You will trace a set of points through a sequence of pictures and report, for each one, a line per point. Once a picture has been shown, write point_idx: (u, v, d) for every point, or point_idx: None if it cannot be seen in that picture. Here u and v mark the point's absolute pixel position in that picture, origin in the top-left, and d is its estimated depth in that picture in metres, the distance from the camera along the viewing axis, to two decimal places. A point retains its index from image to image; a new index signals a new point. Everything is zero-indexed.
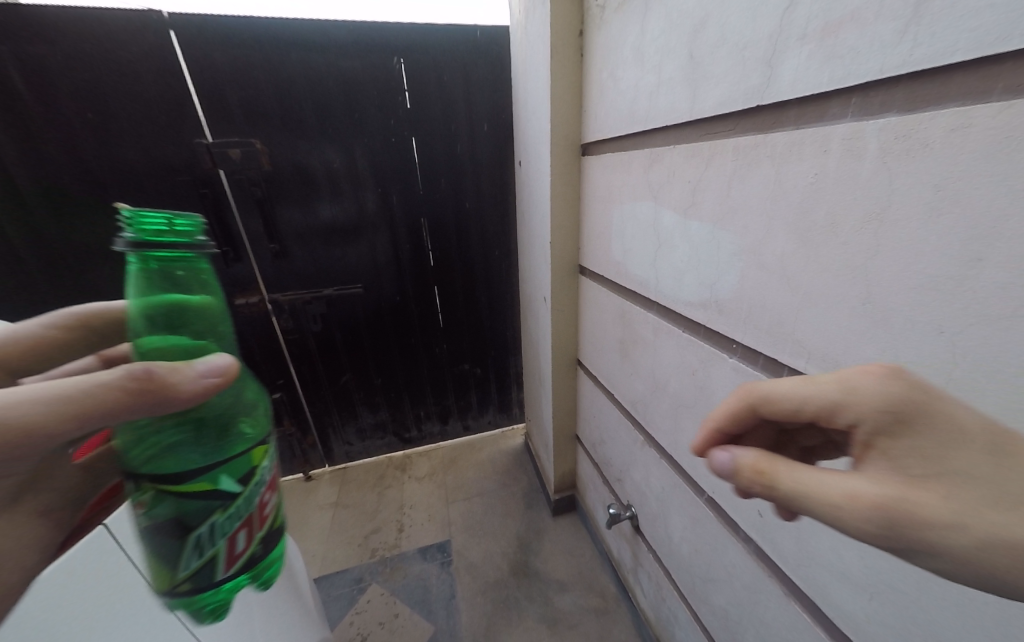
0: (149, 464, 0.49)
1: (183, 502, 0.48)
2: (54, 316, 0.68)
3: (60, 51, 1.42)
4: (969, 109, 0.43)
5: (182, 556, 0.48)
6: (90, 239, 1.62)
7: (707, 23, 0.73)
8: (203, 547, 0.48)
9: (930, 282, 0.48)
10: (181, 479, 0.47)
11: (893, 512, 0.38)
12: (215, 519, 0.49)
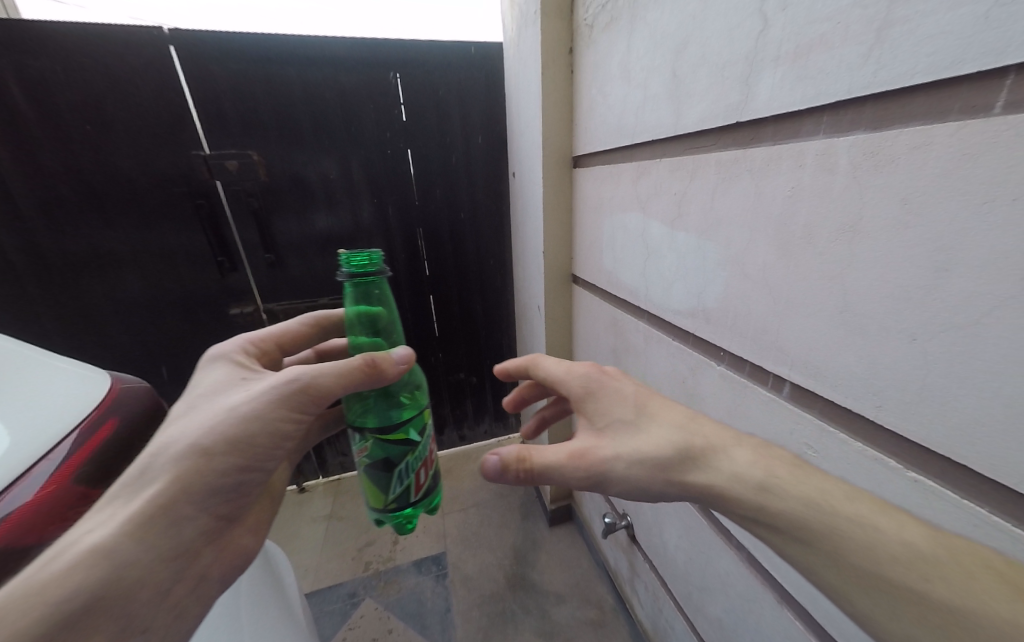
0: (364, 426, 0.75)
1: (392, 449, 0.74)
2: (310, 317, 0.96)
3: (61, 67, 1.45)
4: (930, 127, 0.45)
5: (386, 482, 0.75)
6: (85, 250, 1.63)
7: (688, 43, 0.77)
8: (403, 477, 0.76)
9: (901, 291, 0.50)
10: (388, 429, 0.74)
11: (585, 454, 0.66)
12: (409, 461, 0.76)
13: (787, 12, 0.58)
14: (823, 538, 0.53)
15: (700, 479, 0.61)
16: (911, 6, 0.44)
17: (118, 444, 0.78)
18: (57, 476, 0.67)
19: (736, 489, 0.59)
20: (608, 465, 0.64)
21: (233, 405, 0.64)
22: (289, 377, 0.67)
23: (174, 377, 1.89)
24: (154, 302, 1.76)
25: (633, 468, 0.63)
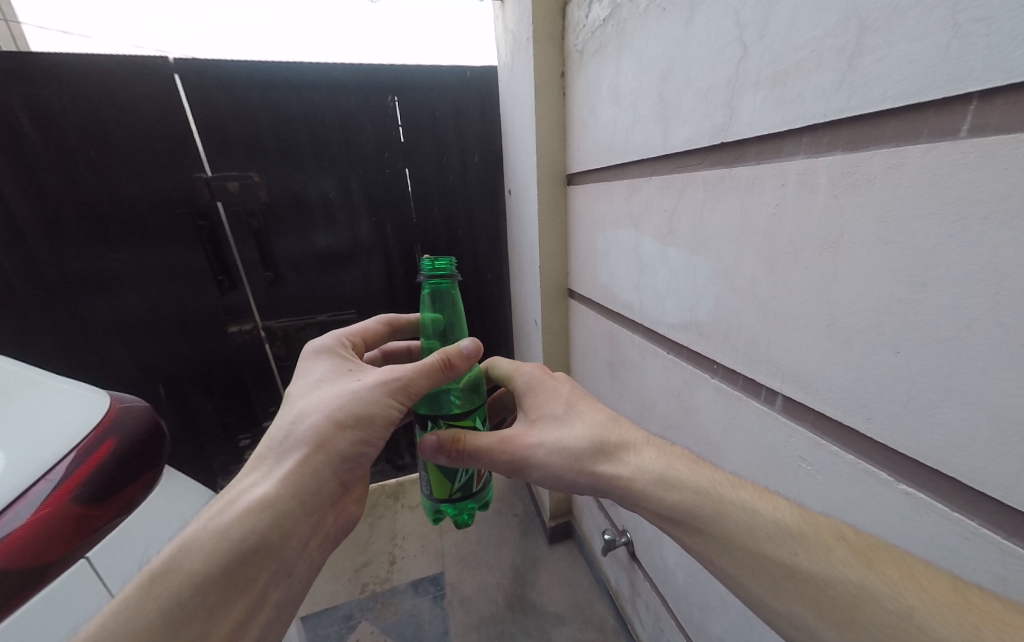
0: (436, 414, 0.82)
1: None
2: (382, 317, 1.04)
3: (67, 95, 1.48)
4: (902, 149, 0.47)
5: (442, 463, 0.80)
6: (86, 271, 1.64)
7: (674, 69, 0.80)
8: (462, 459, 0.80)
9: (883, 305, 0.51)
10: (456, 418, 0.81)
11: (508, 439, 0.78)
12: None
13: (765, 40, 0.61)
14: (711, 530, 0.60)
15: (608, 468, 0.70)
16: (879, 36, 0.47)
17: (112, 464, 0.80)
18: (52, 500, 0.70)
19: (637, 477, 0.68)
20: (535, 451, 0.76)
21: (354, 389, 0.72)
22: (393, 371, 0.74)
23: (170, 396, 1.88)
24: (153, 321, 1.77)
25: (557, 453, 0.74)
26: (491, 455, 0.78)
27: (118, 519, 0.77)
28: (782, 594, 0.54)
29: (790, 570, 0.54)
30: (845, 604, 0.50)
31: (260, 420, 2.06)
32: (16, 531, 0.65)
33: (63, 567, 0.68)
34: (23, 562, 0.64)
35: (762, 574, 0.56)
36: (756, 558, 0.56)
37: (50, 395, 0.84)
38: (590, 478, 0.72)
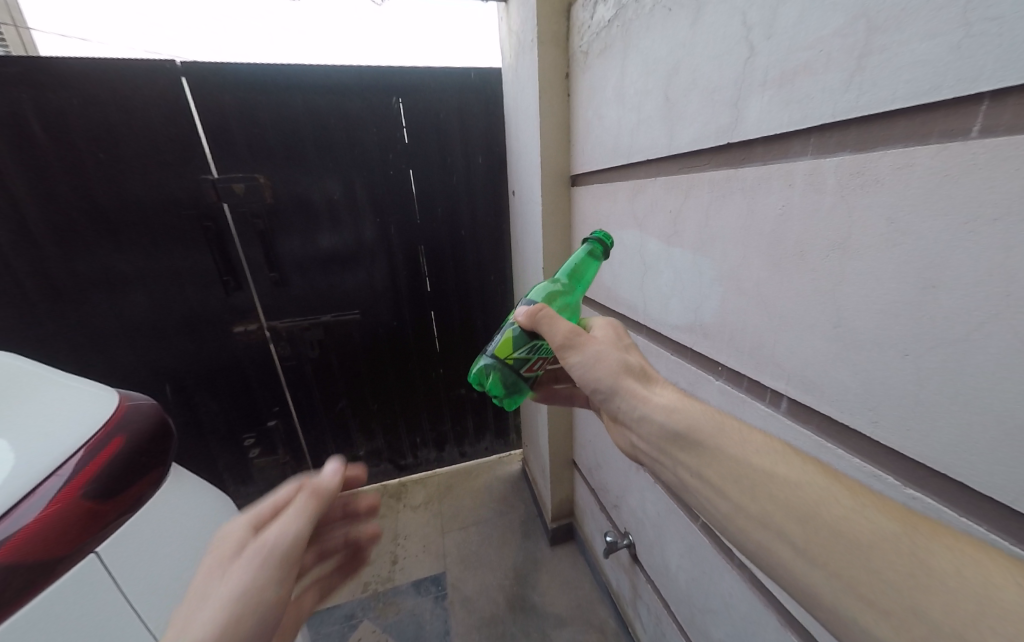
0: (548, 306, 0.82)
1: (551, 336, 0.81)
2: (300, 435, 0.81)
3: (77, 97, 1.50)
4: (912, 149, 0.47)
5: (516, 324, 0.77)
6: (94, 271, 1.65)
7: (680, 69, 0.79)
8: (532, 334, 0.77)
9: (892, 307, 0.51)
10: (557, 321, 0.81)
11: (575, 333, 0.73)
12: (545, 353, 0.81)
13: (772, 40, 0.60)
14: (707, 446, 0.59)
15: (632, 386, 0.69)
16: (889, 35, 0.46)
17: (123, 460, 0.78)
18: (58, 499, 0.69)
19: (654, 398, 0.66)
20: (583, 349, 0.73)
21: (222, 588, 0.60)
22: (263, 544, 0.64)
23: (176, 395, 1.89)
24: (159, 320, 1.78)
25: (599, 359, 0.72)
26: (550, 331, 0.74)
27: (127, 516, 0.76)
28: (765, 514, 0.52)
29: (777, 488, 0.52)
30: (832, 529, 0.47)
31: (264, 419, 2.07)
32: (20, 532, 0.64)
33: (70, 565, 0.67)
34: (28, 561, 0.63)
35: (753, 490, 0.53)
36: (771, 492, 0.52)
37: (59, 391, 0.82)
38: (610, 391, 0.71)
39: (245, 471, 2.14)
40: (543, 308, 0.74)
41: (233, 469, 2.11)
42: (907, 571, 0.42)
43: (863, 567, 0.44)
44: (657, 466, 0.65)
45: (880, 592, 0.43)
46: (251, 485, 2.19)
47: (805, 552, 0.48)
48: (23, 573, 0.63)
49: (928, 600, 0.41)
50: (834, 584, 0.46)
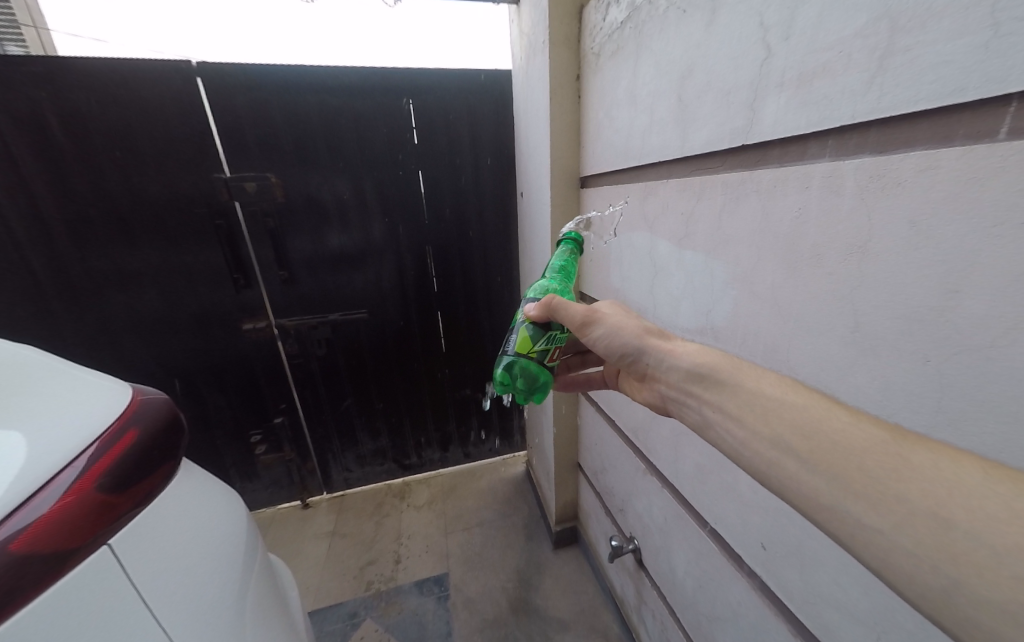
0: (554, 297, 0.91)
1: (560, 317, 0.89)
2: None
3: (95, 96, 1.52)
4: (936, 151, 0.46)
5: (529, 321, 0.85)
6: (108, 268, 1.68)
7: (694, 71, 0.79)
8: (546, 324, 0.85)
9: (912, 312, 0.50)
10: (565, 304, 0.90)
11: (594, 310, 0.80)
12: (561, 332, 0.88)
13: (790, 41, 0.60)
14: (728, 384, 0.61)
15: (659, 341, 0.72)
16: (913, 35, 0.46)
17: (140, 453, 0.70)
18: (75, 488, 0.61)
19: (680, 348, 0.69)
20: (606, 319, 0.78)
21: None
22: None
23: (186, 391, 1.92)
24: (171, 317, 1.80)
25: (625, 323, 0.77)
26: (569, 314, 0.81)
27: (140, 511, 0.66)
28: (777, 432, 0.54)
29: (785, 412, 0.54)
30: (832, 438, 0.49)
31: (272, 416, 2.08)
32: (36, 522, 0.57)
33: (78, 561, 0.58)
34: (37, 554, 0.55)
35: (769, 415, 0.55)
36: (771, 412, 0.56)
37: (71, 375, 0.75)
38: (637, 348, 0.75)
39: (252, 467, 2.15)
40: (554, 299, 0.81)
41: (240, 465, 2.13)
42: (895, 466, 0.45)
43: (858, 468, 0.47)
44: (681, 410, 0.68)
45: (878, 490, 0.45)
46: (258, 481, 2.20)
47: (809, 460, 0.50)
48: (32, 564, 0.55)
49: (918, 491, 0.43)
50: (841, 489, 0.47)
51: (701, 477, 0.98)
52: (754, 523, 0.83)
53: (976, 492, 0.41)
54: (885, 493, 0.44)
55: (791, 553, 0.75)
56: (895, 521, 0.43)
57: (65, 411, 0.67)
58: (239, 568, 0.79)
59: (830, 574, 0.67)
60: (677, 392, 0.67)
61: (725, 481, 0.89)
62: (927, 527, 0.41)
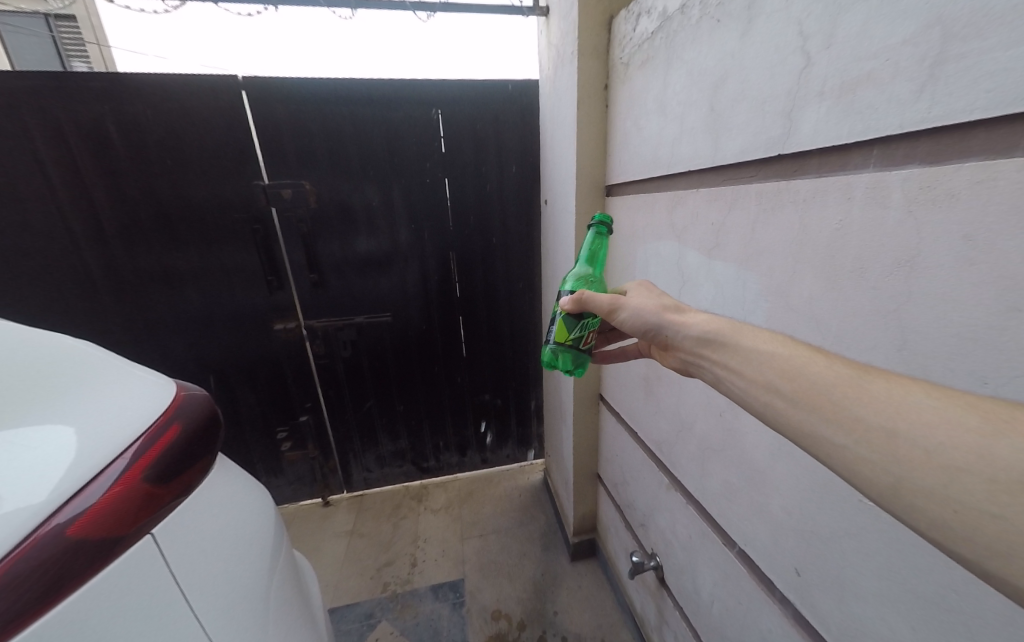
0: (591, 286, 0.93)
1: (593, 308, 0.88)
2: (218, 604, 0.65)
3: (151, 109, 1.62)
4: (994, 163, 0.44)
5: (563, 312, 0.87)
6: (154, 268, 1.77)
7: (727, 79, 0.78)
8: (579, 314, 0.86)
9: (966, 332, 0.47)
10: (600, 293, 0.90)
11: (615, 305, 0.79)
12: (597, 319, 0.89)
13: (833, 48, 0.58)
14: (732, 344, 0.61)
15: (673, 315, 0.71)
16: (968, 42, 0.44)
17: (181, 447, 0.73)
18: (125, 479, 0.64)
19: (690, 317, 0.68)
20: (628, 303, 0.77)
21: None
22: None
23: (220, 386, 2.00)
24: (209, 316, 1.88)
25: (644, 303, 0.75)
26: (597, 305, 0.81)
27: (179, 503, 0.69)
28: (768, 377, 0.55)
29: (772, 361, 0.55)
30: (810, 378, 0.51)
31: (297, 414, 2.14)
32: (91, 509, 0.59)
33: (123, 550, 0.60)
34: (90, 540, 0.58)
35: (760, 363, 0.56)
36: (761, 358, 0.57)
37: (116, 366, 0.79)
38: (656, 324, 0.73)
39: (277, 463, 2.22)
40: (585, 295, 0.81)
41: (267, 460, 2.20)
42: (859, 395, 0.47)
43: (828, 399, 0.48)
44: (696, 371, 0.67)
45: (845, 416, 0.47)
46: (282, 478, 2.27)
47: (789, 394, 0.52)
48: (83, 551, 0.57)
49: (879, 414, 0.45)
50: (815, 417, 0.49)
51: (729, 495, 0.94)
52: (787, 547, 0.79)
53: (930, 412, 0.43)
54: (851, 417, 0.46)
55: (828, 581, 0.71)
56: (859, 436, 0.45)
57: (112, 402, 0.70)
58: (266, 564, 0.81)
59: (873, 606, 0.63)
60: (689, 356, 0.67)
61: (755, 501, 0.86)
62: (884, 442, 0.44)
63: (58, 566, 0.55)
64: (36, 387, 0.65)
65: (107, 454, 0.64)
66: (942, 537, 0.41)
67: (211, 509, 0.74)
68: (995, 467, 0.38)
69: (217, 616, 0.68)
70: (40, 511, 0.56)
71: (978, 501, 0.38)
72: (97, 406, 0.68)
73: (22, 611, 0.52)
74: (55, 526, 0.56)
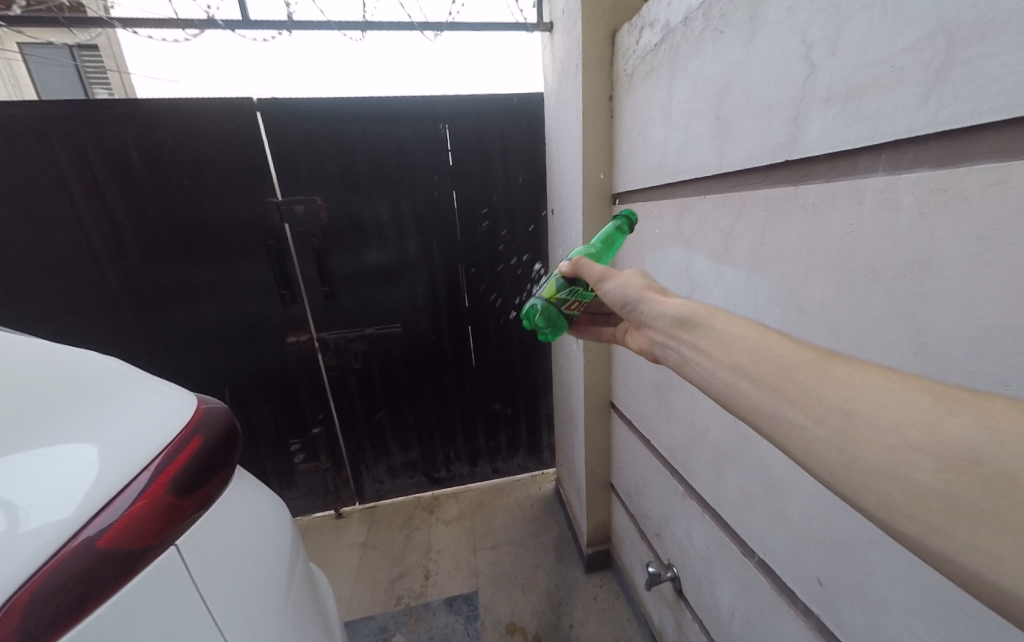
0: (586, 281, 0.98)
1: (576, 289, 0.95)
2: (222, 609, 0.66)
3: (170, 132, 1.67)
4: (1005, 165, 0.44)
5: (559, 274, 0.94)
6: (172, 285, 1.82)
7: (732, 88, 0.79)
8: (573, 277, 0.93)
9: (985, 335, 0.47)
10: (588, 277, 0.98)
11: (608, 272, 0.83)
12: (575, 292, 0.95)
13: (836, 56, 0.59)
14: (704, 326, 0.63)
15: (653, 296, 0.74)
16: (973, 47, 0.44)
17: (201, 461, 0.74)
18: (150, 491, 0.65)
19: (668, 299, 0.70)
20: (617, 276, 0.81)
21: None
22: None
23: (234, 400, 2.03)
24: (224, 330, 1.92)
25: (628, 279, 0.79)
26: (591, 271, 0.86)
27: (200, 514, 0.70)
28: (736, 359, 0.56)
29: (743, 343, 0.56)
30: (775, 362, 0.52)
31: (310, 426, 2.16)
32: (119, 521, 0.61)
33: (149, 562, 0.61)
34: (119, 552, 0.59)
35: (730, 344, 0.58)
36: (730, 339, 0.58)
37: (139, 380, 0.81)
38: (636, 301, 0.77)
39: (291, 476, 2.24)
40: (582, 259, 0.88)
41: (281, 473, 2.22)
42: (818, 375, 0.47)
43: (791, 381, 0.49)
44: (664, 353, 0.70)
45: (805, 397, 0.47)
46: (295, 490, 2.28)
47: (754, 376, 0.53)
48: (112, 562, 0.58)
49: (837, 394, 0.45)
50: (776, 399, 0.50)
51: (746, 502, 0.93)
52: (808, 555, 0.78)
53: (886, 394, 0.43)
54: (810, 398, 0.47)
55: (851, 589, 0.70)
56: (816, 416, 0.46)
57: (135, 417, 0.72)
58: (283, 576, 0.81)
59: (899, 617, 0.62)
60: (660, 337, 0.70)
61: (773, 509, 0.85)
62: (841, 422, 0.44)
63: (88, 578, 0.56)
64: (35, 407, 0.64)
65: (132, 468, 0.65)
66: (893, 514, 0.41)
67: (233, 512, 0.76)
68: (944, 445, 0.38)
69: (235, 621, 0.68)
70: (70, 525, 0.57)
71: (926, 480, 0.38)
72: (113, 419, 0.69)
73: (56, 620, 0.53)
74: (85, 537, 0.58)
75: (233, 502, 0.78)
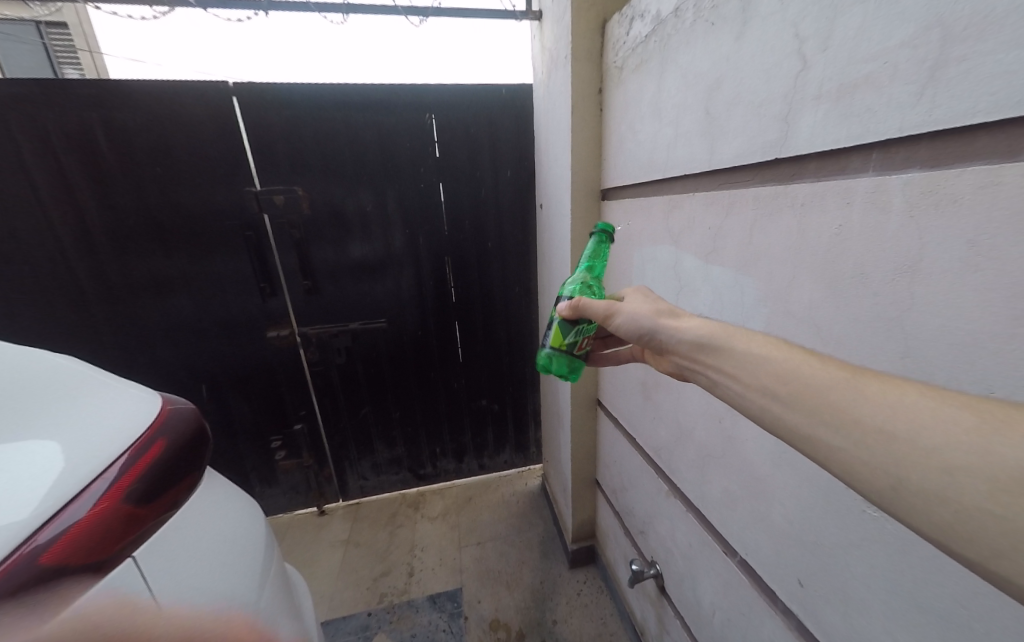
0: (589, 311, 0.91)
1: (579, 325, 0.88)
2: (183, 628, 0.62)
3: (139, 115, 1.60)
4: (999, 166, 0.43)
5: (559, 317, 0.88)
6: (145, 276, 1.75)
7: (722, 82, 0.77)
8: (574, 320, 0.87)
9: (971, 340, 0.46)
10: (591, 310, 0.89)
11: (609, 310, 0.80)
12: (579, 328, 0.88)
13: (829, 52, 0.57)
14: (726, 350, 0.62)
15: (667, 322, 0.72)
16: (968, 44, 0.43)
17: (166, 464, 0.71)
18: (109, 496, 0.62)
19: (685, 323, 0.69)
20: (623, 309, 0.78)
21: None
22: None
23: (212, 396, 1.97)
24: (200, 324, 1.86)
25: (636, 310, 0.77)
26: (594, 310, 0.83)
27: (165, 520, 0.67)
28: (764, 383, 0.55)
29: (766, 362, 0.56)
30: (803, 383, 0.51)
31: (291, 422, 2.11)
32: (75, 528, 0.58)
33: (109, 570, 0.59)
34: (74, 560, 0.56)
35: (756, 368, 0.56)
36: (751, 362, 0.57)
37: (99, 379, 0.77)
38: (650, 328, 0.74)
39: (271, 473, 2.19)
40: (580, 300, 0.83)
41: (260, 470, 2.17)
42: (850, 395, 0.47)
43: (827, 403, 0.48)
44: (689, 377, 0.68)
45: (846, 420, 0.46)
46: (276, 487, 2.23)
47: None
48: (66, 571, 0.55)
49: (877, 414, 0.44)
50: (811, 421, 0.49)
51: (729, 503, 0.93)
52: (790, 556, 0.77)
53: (924, 411, 0.42)
54: (851, 419, 0.46)
55: (831, 591, 0.70)
56: (857, 440, 0.45)
57: (97, 417, 0.68)
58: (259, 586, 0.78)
59: (879, 620, 0.62)
60: (684, 363, 0.67)
61: (757, 510, 0.84)
62: (883, 442, 0.43)
63: (39, 588, 0.53)
64: None
65: (86, 474, 0.62)
66: None
67: (207, 526, 0.73)
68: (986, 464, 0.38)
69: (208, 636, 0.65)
70: (19, 533, 0.54)
71: None
72: (64, 418, 0.65)
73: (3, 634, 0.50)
74: (35, 546, 0.55)
75: (206, 521, 0.74)
